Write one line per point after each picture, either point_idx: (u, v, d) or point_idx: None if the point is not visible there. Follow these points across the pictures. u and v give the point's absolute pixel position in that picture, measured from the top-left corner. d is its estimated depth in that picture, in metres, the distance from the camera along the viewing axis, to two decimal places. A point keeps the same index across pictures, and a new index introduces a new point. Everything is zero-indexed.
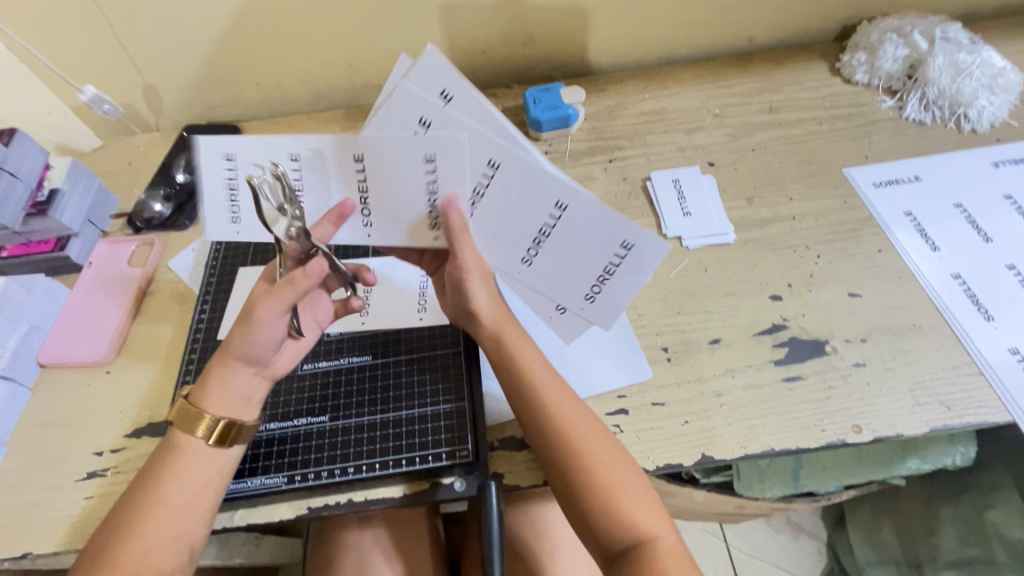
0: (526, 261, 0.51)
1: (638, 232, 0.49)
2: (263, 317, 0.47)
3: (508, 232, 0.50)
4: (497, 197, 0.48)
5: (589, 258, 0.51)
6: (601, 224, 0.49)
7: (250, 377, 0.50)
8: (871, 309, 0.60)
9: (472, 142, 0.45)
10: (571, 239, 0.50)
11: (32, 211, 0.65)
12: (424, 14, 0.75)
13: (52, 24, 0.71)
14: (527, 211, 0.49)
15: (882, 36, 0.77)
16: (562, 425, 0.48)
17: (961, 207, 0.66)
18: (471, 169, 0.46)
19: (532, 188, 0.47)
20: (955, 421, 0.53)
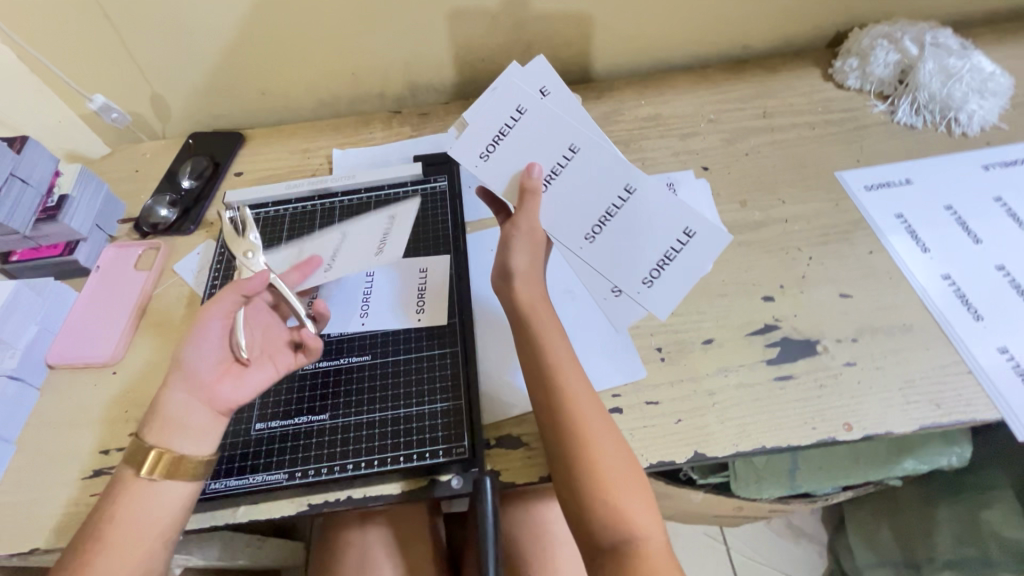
0: (588, 238, 0.56)
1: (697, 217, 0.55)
2: (206, 317, 0.50)
3: (573, 210, 0.55)
4: (570, 174, 0.55)
5: (651, 244, 0.56)
6: (663, 213, 0.55)
7: (185, 401, 0.49)
8: (862, 309, 0.61)
9: (564, 128, 0.54)
10: (634, 223, 0.55)
11: (42, 216, 0.66)
12: (423, 23, 0.77)
13: (64, 35, 0.73)
14: (599, 191, 0.55)
15: (874, 42, 0.78)
16: (573, 414, 0.49)
17: (951, 209, 0.67)
18: (553, 151, 0.55)
19: (607, 171, 0.54)
20: (944, 418, 0.54)
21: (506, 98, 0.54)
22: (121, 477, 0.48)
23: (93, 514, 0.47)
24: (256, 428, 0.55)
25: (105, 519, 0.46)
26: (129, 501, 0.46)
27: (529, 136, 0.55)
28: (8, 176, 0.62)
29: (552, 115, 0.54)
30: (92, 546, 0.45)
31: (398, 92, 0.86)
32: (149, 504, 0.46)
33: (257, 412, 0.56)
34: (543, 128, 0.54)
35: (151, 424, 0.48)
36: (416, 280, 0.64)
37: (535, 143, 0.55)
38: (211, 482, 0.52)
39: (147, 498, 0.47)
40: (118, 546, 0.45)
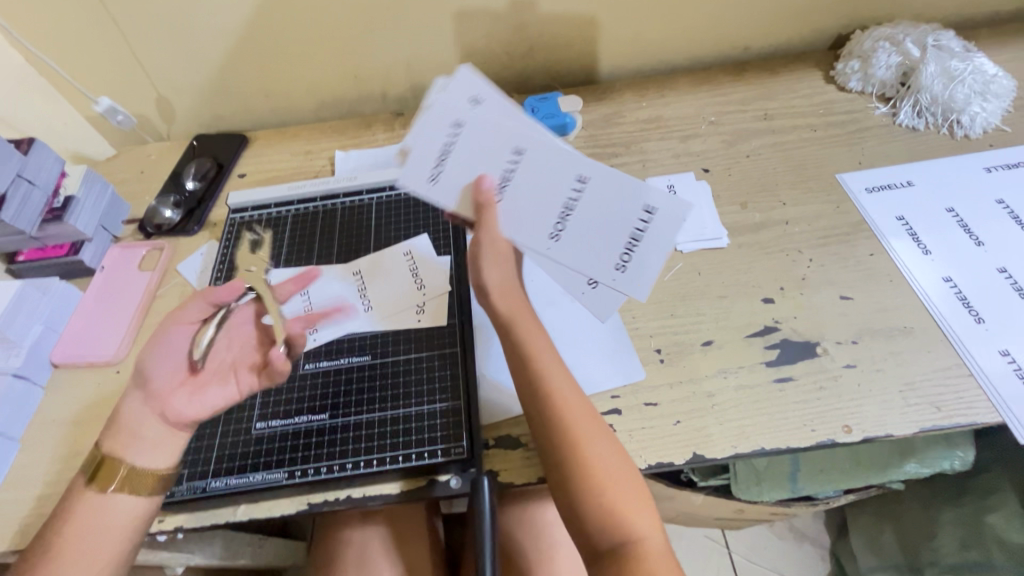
0: (553, 237, 0.51)
1: (656, 193, 0.50)
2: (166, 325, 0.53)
3: (531, 212, 0.50)
4: (520, 177, 0.49)
5: (615, 229, 0.51)
6: (622, 194, 0.50)
7: (140, 411, 0.50)
8: (863, 312, 0.61)
9: (503, 128, 0.48)
10: (595, 211, 0.50)
11: (48, 217, 0.67)
12: (424, 26, 0.77)
13: (71, 39, 0.74)
14: (553, 185, 0.49)
15: (875, 44, 0.78)
16: (563, 417, 0.49)
17: (953, 211, 0.67)
18: (497, 158, 0.49)
19: (556, 165, 0.49)
20: (945, 421, 0.53)
21: (434, 115, 0.48)
22: (74, 487, 0.48)
23: (48, 526, 0.47)
24: (257, 428, 0.56)
25: (58, 529, 0.46)
26: (83, 509, 0.47)
27: (468, 149, 0.49)
28: (14, 177, 0.63)
29: (491, 118, 0.48)
30: (45, 556, 0.45)
31: (400, 94, 0.87)
32: (99, 513, 0.47)
33: (257, 412, 0.56)
34: (482, 135, 0.48)
35: (108, 432, 0.50)
36: (412, 280, 0.64)
37: (478, 157, 0.49)
38: (212, 481, 0.53)
39: (98, 508, 0.47)
40: (69, 557, 0.45)
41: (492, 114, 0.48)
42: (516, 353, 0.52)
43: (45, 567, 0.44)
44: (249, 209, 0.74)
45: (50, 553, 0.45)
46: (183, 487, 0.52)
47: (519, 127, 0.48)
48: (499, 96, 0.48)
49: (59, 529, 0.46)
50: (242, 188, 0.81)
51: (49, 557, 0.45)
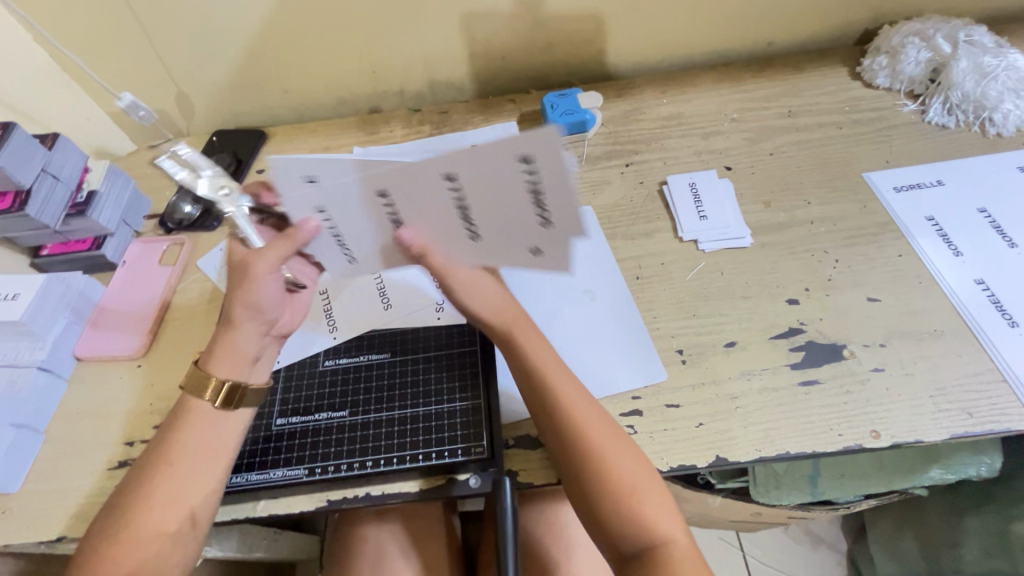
0: (472, 236, 0.47)
1: (517, 141, 0.39)
2: (264, 271, 0.49)
3: (443, 229, 0.47)
4: (406, 206, 0.46)
5: (512, 203, 0.44)
6: (488, 161, 0.41)
7: (258, 339, 0.51)
8: (891, 314, 0.59)
9: (353, 190, 0.45)
10: (484, 194, 0.44)
11: (71, 212, 0.68)
12: (442, 23, 0.77)
13: (94, 36, 0.75)
14: (428, 195, 0.44)
15: (905, 39, 0.76)
16: (577, 424, 0.49)
17: (985, 211, 0.65)
18: (372, 206, 0.46)
19: (417, 177, 0.43)
20: (976, 428, 0.52)
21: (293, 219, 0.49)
22: (185, 401, 0.50)
23: (155, 441, 0.49)
24: (277, 424, 0.56)
25: (172, 442, 0.48)
26: (196, 425, 0.49)
27: (344, 218, 0.48)
28: (39, 172, 0.64)
29: (338, 179, 0.45)
30: (160, 466, 0.47)
31: (417, 90, 0.86)
32: (215, 432, 0.50)
33: (277, 408, 0.57)
34: (352, 205, 0.47)
35: (211, 357, 0.50)
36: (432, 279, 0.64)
37: (364, 219, 0.48)
38: (233, 477, 0.53)
39: (214, 426, 0.50)
40: (187, 469, 0.48)
41: (333, 185, 0.45)
42: (522, 363, 0.52)
43: (161, 476, 0.47)
44: None
45: (166, 464, 0.47)
46: None
47: (360, 171, 0.44)
48: (317, 160, 0.44)
49: (172, 442, 0.49)
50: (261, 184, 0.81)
51: (165, 467, 0.47)
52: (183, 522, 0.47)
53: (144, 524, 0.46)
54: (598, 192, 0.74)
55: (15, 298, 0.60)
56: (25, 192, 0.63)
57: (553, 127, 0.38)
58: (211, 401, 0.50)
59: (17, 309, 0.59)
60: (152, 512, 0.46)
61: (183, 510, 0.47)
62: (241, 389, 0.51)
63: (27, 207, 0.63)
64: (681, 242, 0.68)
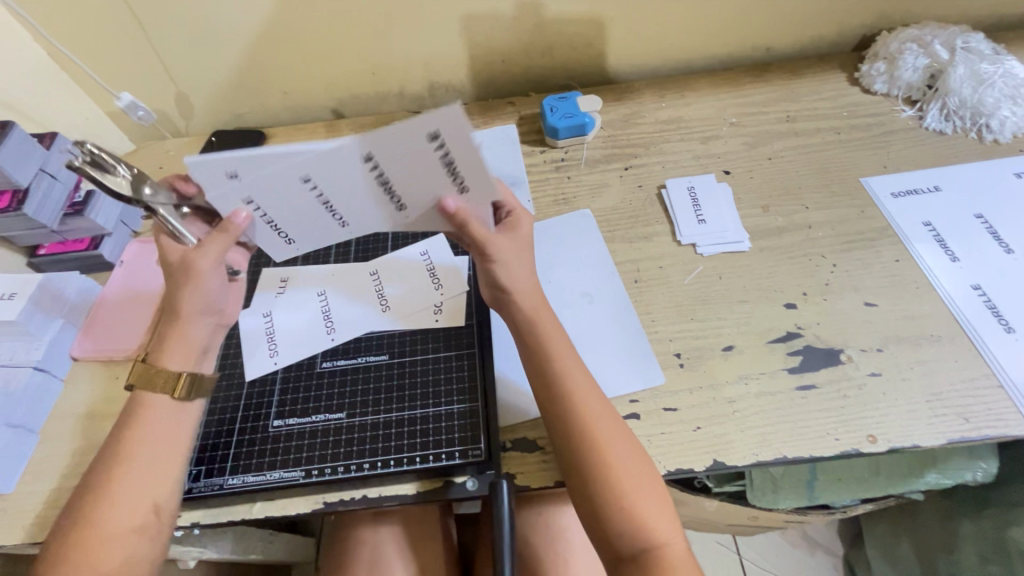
0: (401, 209, 0.47)
1: (424, 119, 0.39)
2: (206, 266, 0.48)
3: (368, 204, 0.47)
4: (333, 190, 0.45)
5: (428, 175, 0.44)
6: (394, 141, 0.41)
7: (210, 328, 0.52)
8: (888, 319, 0.59)
9: (276, 179, 0.44)
10: (403, 169, 0.43)
11: (69, 211, 0.68)
12: (443, 25, 0.77)
13: (93, 36, 0.75)
14: (348, 175, 0.44)
15: (902, 46, 0.77)
16: (584, 419, 0.49)
17: (981, 217, 0.66)
18: (298, 193, 0.45)
19: (334, 160, 0.42)
20: (972, 433, 0.52)
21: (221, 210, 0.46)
22: (137, 396, 0.50)
23: (109, 440, 0.49)
24: (274, 425, 0.55)
25: (129, 437, 0.48)
26: (154, 417, 0.49)
27: (271, 203, 0.46)
28: (36, 171, 0.64)
29: (264, 172, 0.43)
30: (118, 462, 0.47)
31: (416, 93, 0.87)
32: (173, 422, 0.50)
33: (275, 409, 0.56)
34: (279, 193, 0.45)
35: (161, 349, 0.50)
36: (430, 280, 0.63)
37: (293, 206, 0.46)
38: (229, 478, 0.53)
39: (172, 417, 0.50)
40: (145, 463, 0.47)
41: (256, 177, 0.44)
42: (535, 354, 0.51)
43: (120, 472, 0.47)
44: None
45: (126, 459, 0.47)
46: (200, 483, 0.52)
47: (282, 160, 0.42)
48: (235, 154, 0.42)
49: (129, 437, 0.48)
50: None
51: (125, 462, 0.47)
52: (148, 515, 0.47)
53: (106, 521, 0.45)
54: (597, 195, 0.74)
55: (11, 297, 0.60)
56: (22, 191, 0.63)
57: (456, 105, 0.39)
58: (167, 391, 0.50)
59: (13, 308, 0.59)
60: (114, 508, 0.46)
61: (147, 504, 0.47)
62: (194, 378, 0.51)
63: (24, 206, 0.63)
64: (679, 246, 0.68)
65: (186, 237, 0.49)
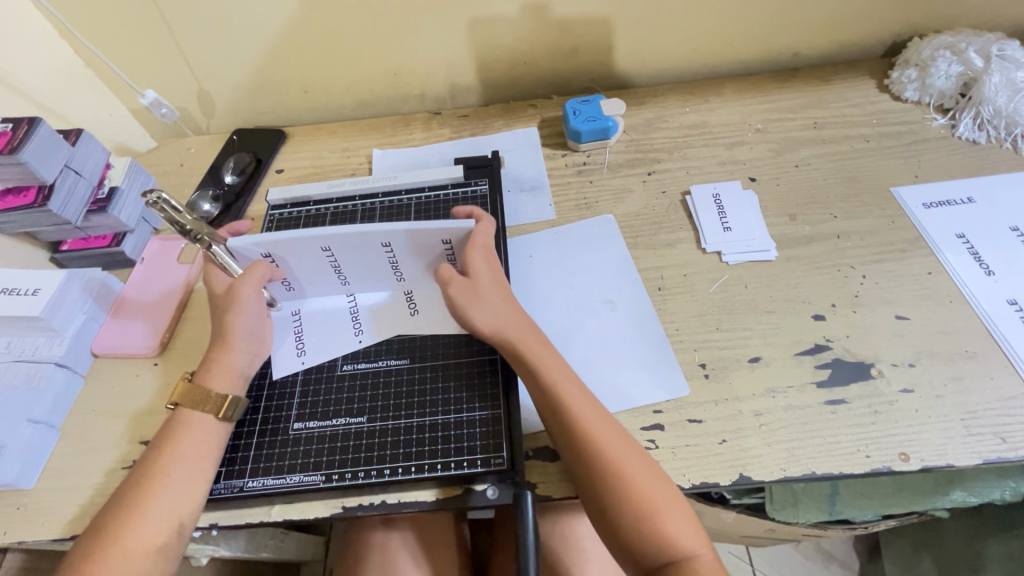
0: (398, 278, 0.60)
1: (443, 229, 0.53)
2: (249, 295, 0.54)
3: (372, 270, 0.59)
4: (347, 259, 0.56)
5: (432, 256, 0.57)
6: (419, 239, 0.54)
7: (249, 359, 0.55)
8: (919, 333, 0.58)
9: (302, 247, 0.54)
10: (411, 254, 0.56)
11: (92, 208, 0.68)
12: (466, 27, 0.76)
13: (118, 34, 0.75)
14: (365, 253, 0.56)
15: (935, 53, 0.75)
16: (595, 442, 0.48)
17: (1017, 229, 0.64)
18: (316, 257, 0.56)
19: (358, 241, 0.54)
20: (1009, 453, 0.51)
21: (262, 259, 0.55)
22: (181, 414, 0.52)
23: (144, 456, 0.50)
24: (294, 428, 0.55)
25: (165, 452, 0.49)
26: (191, 433, 0.51)
27: (292, 262, 0.56)
28: (62, 168, 0.64)
29: (297, 241, 0.53)
30: (152, 477, 0.48)
31: (437, 94, 0.86)
32: (207, 441, 0.51)
33: (294, 413, 0.56)
34: (298, 257, 0.56)
35: (205, 372, 0.53)
36: None
37: (309, 264, 0.57)
38: (249, 480, 0.52)
39: (207, 436, 0.51)
40: (174, 477, 0.48)
41: (284, 244, 0.54)
42: (532, 376, 0.51)
43: (153, 487, 0.47)
44: (289, 207, 0.72)
45: (160, 474, 0.48)
46: (220, 485, 0.52)
47: (314, 233, 0.53)
48: (277, 237, 0.53)
49: (164, 452, 0.49)
50: (280, 183, 0.81)
51: (159, 478, 0.48)
52: (171, 532, 0.47)
53: (131, 538, 0.45)
54: (620, 201, 0.73)
55: (35, 293, 0.60)
56: (48, 187, 0.63)
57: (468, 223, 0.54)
58: (212, 411, 0.52)
59: (36, 305, 0.59)
60: (142, 523, 0.46)
61: (173, 521, 0.47)
62: (231, 399, 0.53)
63: (49, 203, 0.63)
64: (703, 254, 0.67)
65: (230, 270, 0.55)
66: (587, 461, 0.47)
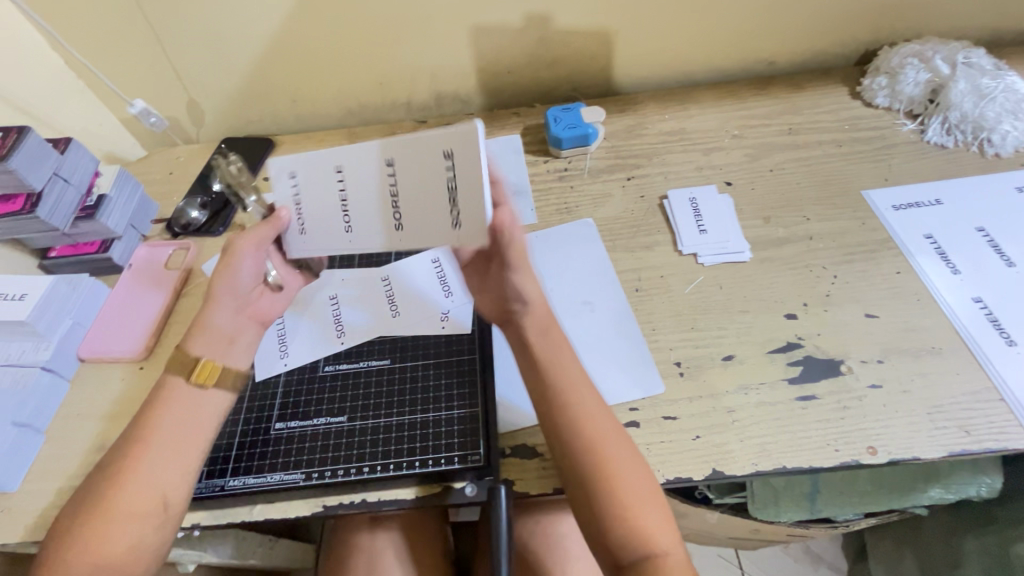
0: (398, 227, 0.47)
1: (437, 137, 0.43)
2: (244, 251, 0.51)
3: (372, 213, 0.47)
4: (354, 191, 0.46)
5: (438, 187, 0.44)
6: (422, 150, 0.44)
7: (234, 318, 0.52)
8: (888, 330, 0.60)
9: (316, 168, 0.47)
10: (417, 184, 0.45)
11: (81, 214, 0.69)
12: (449, 37, 0.78)
13: (109, 46, 0.77)
14: (369, 178, 0.46)
15: (903, 60, 0.78)
16: (590, 435, 0.49)
17: (982, 230, 0.66)
18: (326, 185, 0.47)
19: (366, 159, 0.45)
20: (974, 446, 0.52)
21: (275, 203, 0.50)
22: (166, 382, 0.50)
23: (135, 419, 0.49)
24: (275, 428, 0.56)
25: (151, 422, 0.48)
26: (176, 406, 0.49)
27: (307, 195, 0.48)
28: (50, 176, 0.65)
29: (317, 154, 0.46)
30: (138, 446, 0.47)
31: (423, 103, 0.88)
32: (193, 410, 0.50)
33: (276, 413, 0.57)
34: (309, 186, 0.47)
35: (192, 331, 0.51)
36: (440, 288, 0.64)
37: (320, 199, 0.48)
38: (230, 480, 0.53)
39: (192, 406, 0.50)
40: (160, 448, 0.47)
41: (303, 163, 0.47)
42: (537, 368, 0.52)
43: (137, 458, 0.47)
44: None
45: (146, 443, 0.47)
46: (202, 484, 0.53)
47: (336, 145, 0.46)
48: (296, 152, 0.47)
49: (151, 422, 0.48)
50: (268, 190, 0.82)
51: (144, 447, 0.47)
52: (157, 504, 0.46)
53: (118, 506, 0.45)
54: (599, 206, 0.75)
55: (22, 297, 0.61)
56: (36, 195, 0.64)
57: (475, 123, 0.42)
58: (189, 377, 0.50)
59: (24, 309, 0.60)
60: (128, 493, 0.46)
61: (159, 493, 0.46)
62: (217, 368, 0.51)
63: (36, 210, 0.64)
64: (680, 256, 0.68)
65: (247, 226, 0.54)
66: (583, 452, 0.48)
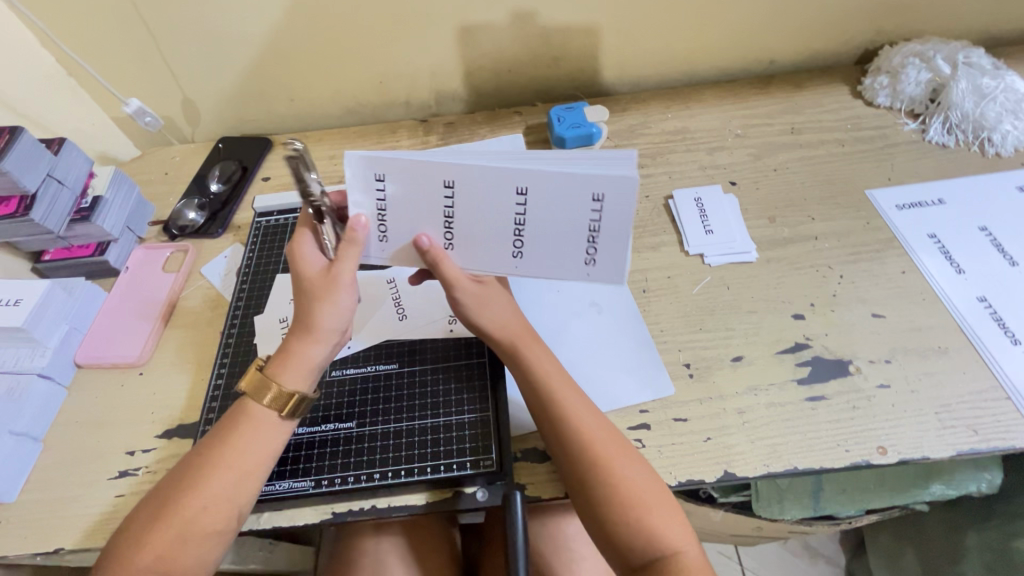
0: (516, 254, 0.49)
1: (593, 180, 0.45)
2: (345, 279, 0.48)
3: (490, 242, 0.49)
4: (467, 213, 0.47)
5: (574, 226, 0.47)
6: (567, 186, 0.45)
7: (331, 350, 0.50)
8: (894, 330, 0.60)
9: (420, 182, 0.45)
10: (548, 220, 0.47)
11: (76, 217, 0.67)
12: (452, 36, 0.77)
13: (103, 44, 0.75)
14: (495, 202, 0.46)
15: (905, 60, 0.78)
16: (584, 438, 0.48)
17: (985, 228, 0.66)
18: (429, 199, 0.46)
19: (491, 184, 0.45)
20: (982, 445, 0.52)
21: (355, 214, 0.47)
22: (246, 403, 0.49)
23: (214, 432, 0.49)
24: None
25: (229, 443, 0.47)
26: (253, 430, 0.48)
27: (402, 207, 0.47)
28: (45, 177, 0.63)
29: (424, 163, 0.44)
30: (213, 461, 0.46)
31: (423, 102, 0.87)
32: (267, 439, 0.48)
33: None
34: (405, 196, 0.46)
35: (282, 363, 0.48)
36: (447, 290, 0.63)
37: (417, 211, 0.47)
38: None
39: (269, 433, 0.48)
40: (234, 468, 0.46)
41: (399, 170, 0.45)
42: (525, 375, 0.51)
43: (208, 475, 0.46)
44: (274, 214, 0.75)
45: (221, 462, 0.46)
46: None
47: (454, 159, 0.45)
48: (392, 157, 0.44)
49: (228, 441, 0.47)
50: (267, 191, 0.80)
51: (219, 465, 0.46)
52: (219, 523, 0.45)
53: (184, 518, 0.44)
54: None
55: (17, 303, 0.60)
56: (30, 196, 0.62)
57: (632, 175, 0.44)
58: (278, 411, 0.49)
59: (20, 314, 0.59)
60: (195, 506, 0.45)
61: (224, 511, 0.45)
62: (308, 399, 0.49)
63: (31, 212, 0.62)
64: (686, 256, 0.68)
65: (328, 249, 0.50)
66: (582, 456, 0.48)
